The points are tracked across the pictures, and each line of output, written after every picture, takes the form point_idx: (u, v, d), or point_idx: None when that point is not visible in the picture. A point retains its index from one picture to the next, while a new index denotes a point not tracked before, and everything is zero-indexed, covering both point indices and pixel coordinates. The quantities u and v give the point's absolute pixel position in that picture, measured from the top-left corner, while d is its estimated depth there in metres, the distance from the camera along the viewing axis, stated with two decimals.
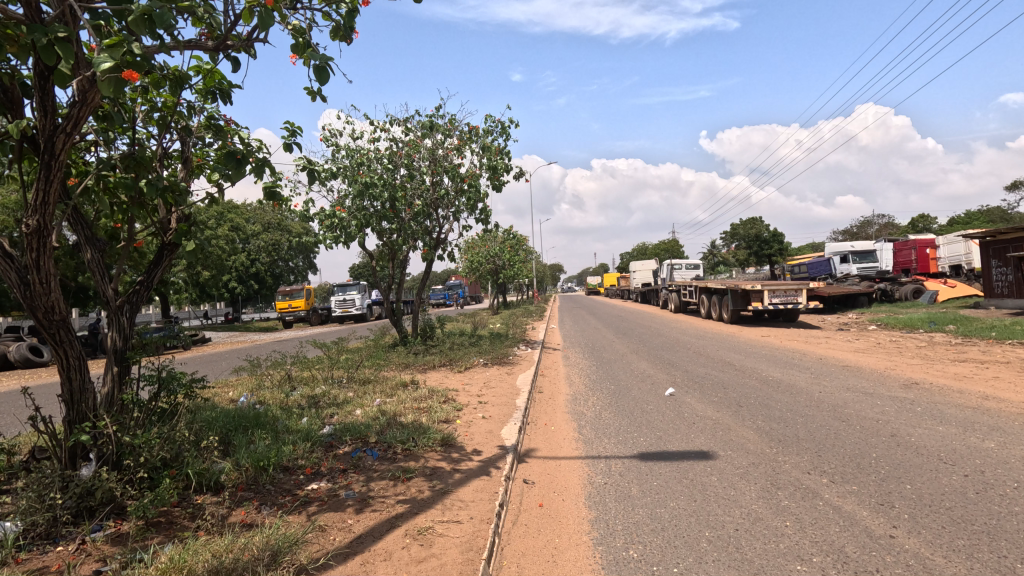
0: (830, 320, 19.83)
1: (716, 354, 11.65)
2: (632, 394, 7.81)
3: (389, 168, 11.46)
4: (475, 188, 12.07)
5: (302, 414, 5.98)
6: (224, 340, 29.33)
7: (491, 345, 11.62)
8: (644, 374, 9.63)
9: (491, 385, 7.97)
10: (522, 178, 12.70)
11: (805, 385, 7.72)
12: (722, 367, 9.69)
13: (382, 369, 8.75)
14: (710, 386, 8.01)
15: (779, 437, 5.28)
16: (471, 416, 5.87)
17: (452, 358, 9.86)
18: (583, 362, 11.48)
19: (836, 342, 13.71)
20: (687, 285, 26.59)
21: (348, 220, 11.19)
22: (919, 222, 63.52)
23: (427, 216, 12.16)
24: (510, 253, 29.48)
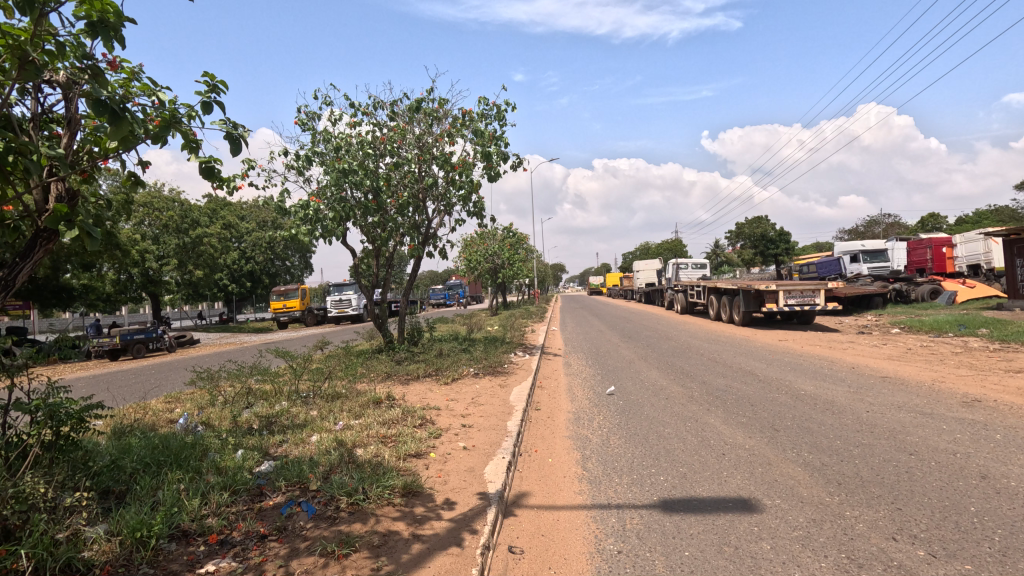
0: (848, 323, 18.68)
1: (733, 362, 10.53)
2: (645, 413, 6.68)
3: (371, 156, 10.36)
4: (467, 178, 10.95)
5: (241, 443, 4.87)
6: (213, 342, 28.28)
7: (485, 352, 10.50)
8: (655, 385, 8.50)
9: (480, 401, 6.86)
10: (518, 168, 11.60)
11: (847, 403, 6.58)
12: (743, 378, 8.57)
13: (357, 381, 7.67)
14: (734, 403, 6.89)
15: (836, 479, 4.16)
16: (448, 447, 4.75)
17: (439, 368, 8.77)
18: (587, 371, 10.35)
19: (862, 347, 12.57)
20: (693, 286, 25.47)
21: (324, 212, 10.12)
22: (929, 221, 62.21)
23: (415, 209, 11.05)
24: (510, 252, 28.35)
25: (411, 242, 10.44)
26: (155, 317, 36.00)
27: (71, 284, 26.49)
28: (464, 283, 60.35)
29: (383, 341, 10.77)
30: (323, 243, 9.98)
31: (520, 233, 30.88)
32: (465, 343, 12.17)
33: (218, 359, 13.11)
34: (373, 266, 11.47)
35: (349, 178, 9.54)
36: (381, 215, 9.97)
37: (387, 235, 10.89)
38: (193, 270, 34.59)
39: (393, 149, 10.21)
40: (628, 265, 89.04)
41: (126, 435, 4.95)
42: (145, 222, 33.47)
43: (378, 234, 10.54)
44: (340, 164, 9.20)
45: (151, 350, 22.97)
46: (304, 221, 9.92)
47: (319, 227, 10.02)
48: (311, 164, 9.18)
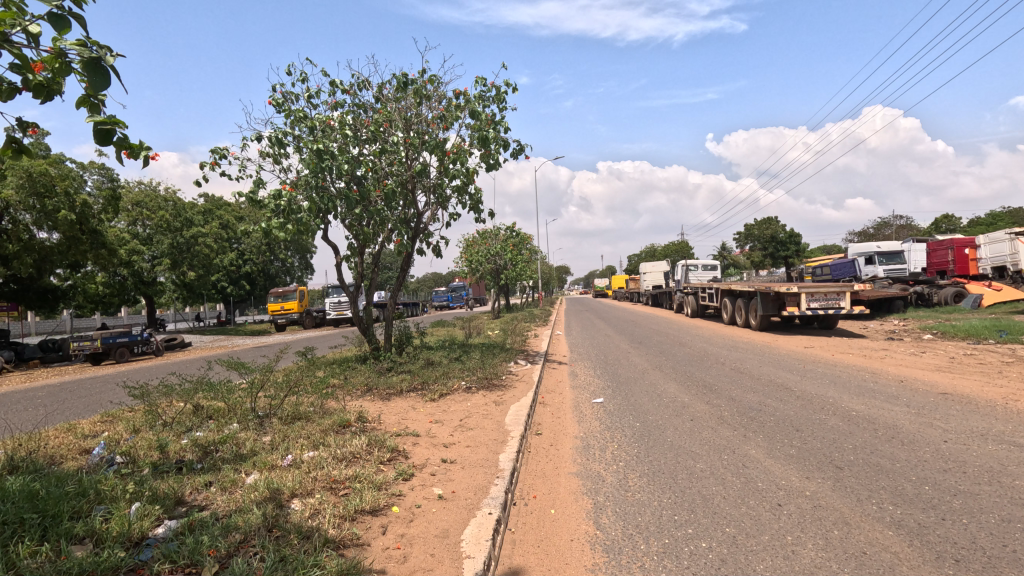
0: (874, 328, 17.44)
1: (759, 372, 9.37)
2: (667, 439, 5.54)
3: (353, 140, 9.20)
4: (463, 166, 9.83)
5: (150, 487, 3.75)
6: (205, 345, 27.31)
7: (481, 361, 9.39)
8: (676, 400, 7.33)
9: (470, 424, 5.73)
10: (519, 155, 10.48)
11: (915, 429, 5.41)
12: (777, 393, 7.41)
13: (329, 398, 6.57)
14: (774, 427, 5.73)
15: (950, 553, 3.00)
16: (418, 497, 3.60)
17: (429, 380, 7.66)
18: (596, 381, 9.22)
19: (899, 355, 11.38)
20: (705, 287, 24.30)
21: (300, 203, 8.98)
22: (942, 223, 60.77)
23: (404, 200, 9.92)
24: (512, 252, 27.27)
25: (399, 240, 9.29)
26: (149, 319, 35.09)
27: (57, 285, 25.60)
28: (467, 285, 59.31)
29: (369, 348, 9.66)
30: (298, 238, 8.86)
31: (524, 233, 29.76)
32: (460, 350, 11.07)
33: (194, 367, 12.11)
34: (357, 265, 10.35)
35: (325, 163, 8.35)
36: (363, 206, 8.83)
37: (372, 229, 9.75)
38: (187, 270, 33.63)
39: (378, 131, 9.01)
40: (633, 266, 87.62)
41: (7, 475, 3.85)
42: (138, 221, 32.53)
43: (360, 228, 9.40)
44: (314, 146, 7.96)
45: (137, 354, 21.97)
46: (274, 212, 8.76)
47: (291, 219, 8.87)
48: (278, 143, 7.95)
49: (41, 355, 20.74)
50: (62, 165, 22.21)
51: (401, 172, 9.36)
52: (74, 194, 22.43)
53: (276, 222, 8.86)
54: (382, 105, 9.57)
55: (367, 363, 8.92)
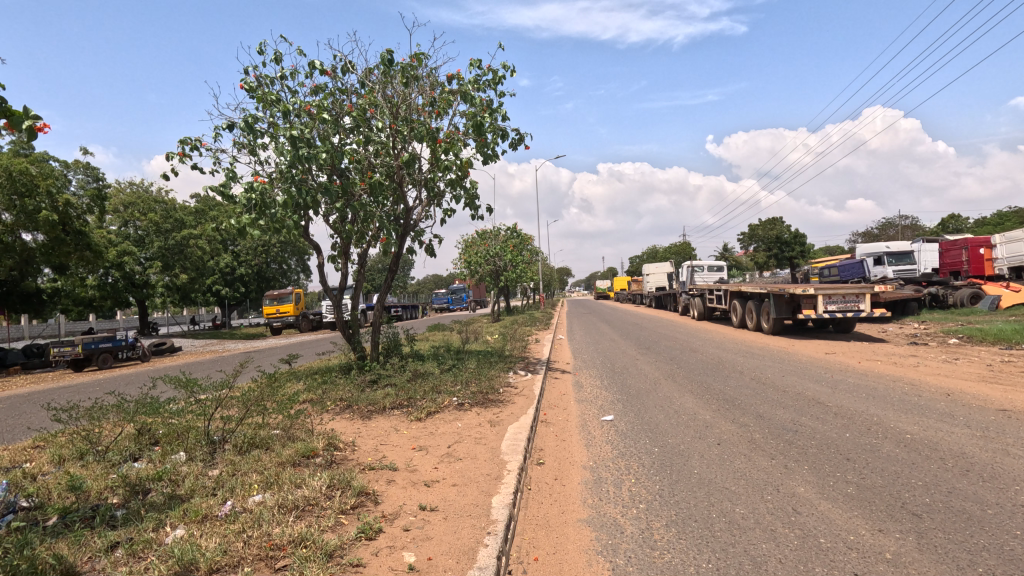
0: (894, 332, 16.54)
1: (784, 383, 8.48)
2: (694, 470, 4.65)
3: (335, 126, 8.26)
4: (456, 156, 8.96)
5: (31, 553, 2.87)
6: (196, 350, 26.44)
7: (477, 371, 8.50)
8: (697, 418, 6.43)
9: (459, 453, 4.83)
10: (518, 145, 9.63)
11: (993, 460, 4.51)
12: (812, 410, 6.51)
13: (298, 419, 5.68)
14: (819, 455, 4.83)
15: None
16: (381, 570, 2.73)
17: (417, 395, 6.76)
18: (604, 393, 8.31)
19: (932, 362, 10.47)
20: (712, 289, 23.41)
21: (275, 198, 8.08)
22: (949, 223, 59.84)
23: (393, 195, 9.02)
24: (512, 254, 26.42)
25: (385, 238, 8.41)
26: (142, 323, 34.30)
27: (41, 288, 24.81)
28: (467, 287, 58.43)
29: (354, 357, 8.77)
30: (274, 237, 7.96)
31: (524, 234, 28.88)
32: (456, 359, 10.18)
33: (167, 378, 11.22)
34: (343, 266, 9.46)
35: (301, 151, 7.45)
36: (344, 200, 7.93)
37: (357, 226, 8.85)
38: (180, 272, 32.84)
39: (362, 117, 8.12)
40: (636, 268, 86.68)
41: None
42: (130, 222, 31.72)
43: (344, 226, 8.51)
44: (288, 133, 7.07)
45: (123, 359, 21.15)
46: (246, 207, 7.86)
47: (265, 214, 7.96)
48: (247, 130, 7.07)
49: (23, 361, 19.93)
50: (44, 165, 21.41)
51: (388, 163, 8.46)
52: (57, 193, 21.65)
53: (247, 219, 7.94)
54: (367, 89, 8.62)
55: (351, 375, 8.04)
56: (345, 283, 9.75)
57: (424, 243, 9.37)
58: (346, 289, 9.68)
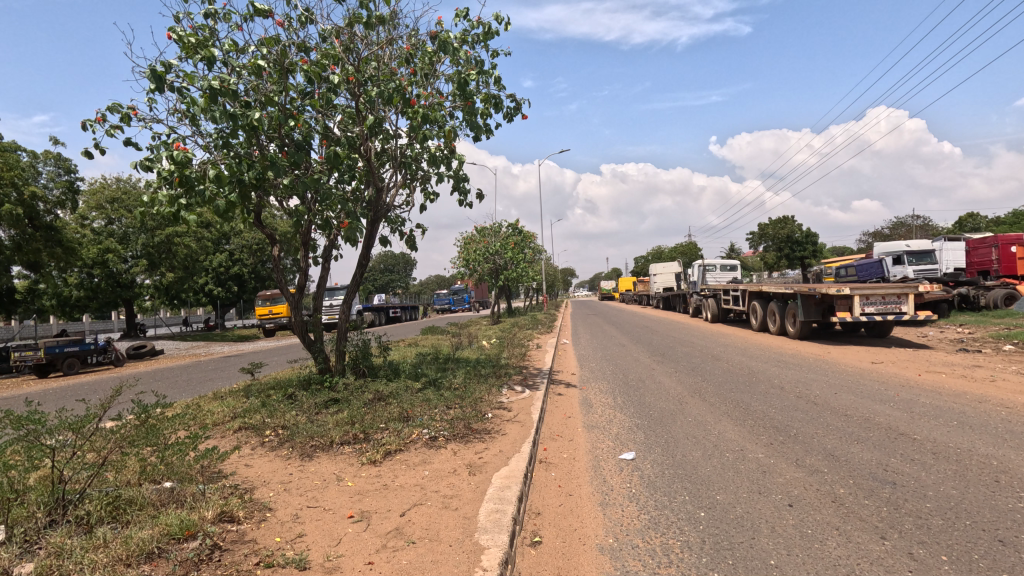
0: (936, 336, 14.90)
1: (843, 403, 6.86)
2: (772, 562, 3.03)
3: (282, 87, 6.51)
4: (438, 125, 7.36)
5: None
6: (179, 353, 24.92)
7: (463, 388, 6.92)
8: (747, 458, 4.83)
9: (416, 529, 3.25)
10: (512, 113, 8.05)
11: None
12: (901, 448, 4.90)
13: (203, 467, 4.08)
14: (958, 534, 3.22)
15: None
16: None
17: (375, 424, 5.19)
18: (620, 416, 6.72)
19: (1006, 373, 8.84)
20: (728, 290, 21.81)
21: (205, 174, 6.39)
22: (967, 221, 57.94)
23: (361, 173, 7.36)
24: (513, 252, 24.80)
25: (346, 226, 6.75)
26: (127, 325, 32.86)
27: (13, 287, 23.31)
28: (469, 287, 56.86)
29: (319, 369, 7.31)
30: (203, 222, 6.27)
31: (527, 231, 27.29)
32: (439, 372, 8.62)
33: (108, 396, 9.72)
34: (302, 262, 7.78)
35: (231, 110, 5.75)
36: (291, 175, 6.25)
37: (314, 211, 7.19)
38: (167, 272, 30.93)
39: (317, 73, 6.42)
40: (641, 269, 85.03)
41: None
42: (115, 219, 30.23)
43: (295, 209, 6.85)
44: (211, 83, 5.38)
45: (93, 365, 19.60)
46: (163, 183, 6.13)
47: (190, 192, 6.25)
48: (158, 79, 5.35)
49: None
50: (10, 155, 19.89)
51: (350, 131, 6.81)
52: (23, 185, 20.11)
53: (167, 198, 6.22)
54: (328, 40, 6.92)
55: (303, 397, 6.46)
56: (306, 281, 8.13)
57: (399, 231, 7.75)
58: (308, 289, 8.03)
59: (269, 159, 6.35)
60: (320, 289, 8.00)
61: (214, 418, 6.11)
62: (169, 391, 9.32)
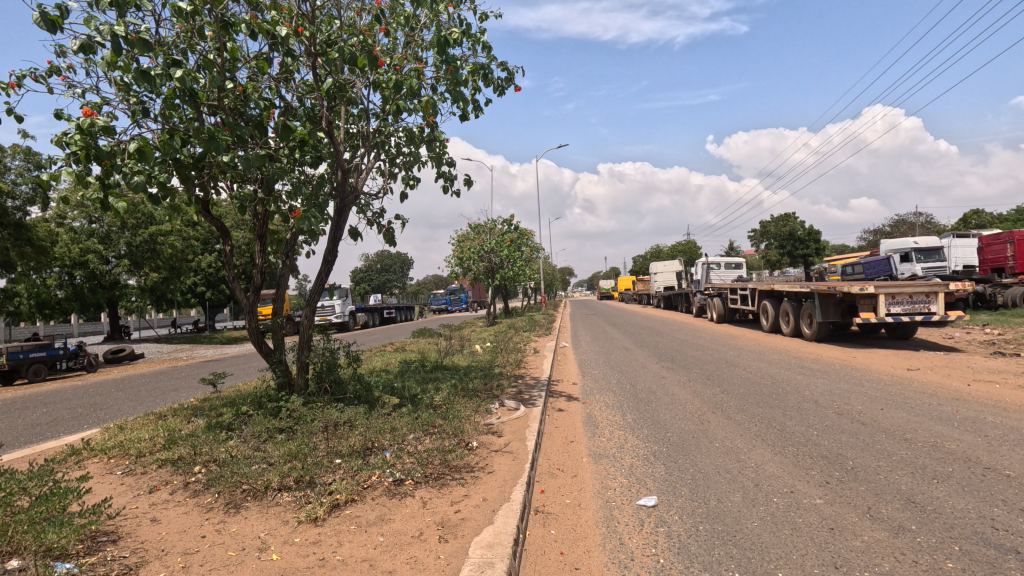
0: (964, 338, 13.86)
1: (894, 422, 5.79)
2: None
3: (221, 45, 5.35)
4: (415, 97, 6.25)
5: None
6: (161, 356, 23.90)
7: (446, 409, 5.83)
8: (803, 506, 3.74)
9: None
10: (505, 84, 6.91)
11: None
12: (999, 491, 3.82)
13: (74, 541, 3.01)
14: None
15: None
16: None
17: (326, 460, 4.15)
18: (632, 440, 5.66)
19: None
20: (735, 289, 20.81)
21: (125, 150, 5.21)
22: (971, 218, 57.10)
23: (323, 152, 6.22)
24: (510, 249, 23.71)
25: (303, 215, 5.65)
26: (111, 327, 31.78)
27: None
28: (465, 287, 55.86)
29: (282, 382, 6.29)
30: (123, 208, 5.14)
31: (524, 228, 26.24)
32: (423, 386, 7.59)
33: (54, 415, 8.69)
34: (259, 258, 6.63)
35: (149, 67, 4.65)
36: (229, 152, 5.11)
37: (265, 196, 6.09)
38: (151, 273, 29.90)
39: (265, 27, 5.25)
40: (641, 267, 84.15)
41: None
42: (97, 217, 28.91)
43: (243, 196, 5.75)
44: (115, 28, 4.28)
45: (64, 370, 18.55)
46: (71, 160, 5.00)
47: (107, 171, 5.14)
48: (49, 23, 4.23)
49: None
50: None
51: (308, 99, 5.69)
52: None
53: (77, 179, 5.08)
54: None
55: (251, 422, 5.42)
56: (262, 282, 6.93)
57: (369, 220, 6.61)
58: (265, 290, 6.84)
59: (205, 132, 5.23)
60: (279, 290, 6.82)
61: (138, 450, 5.06)
62: (126, 409, 8.42)
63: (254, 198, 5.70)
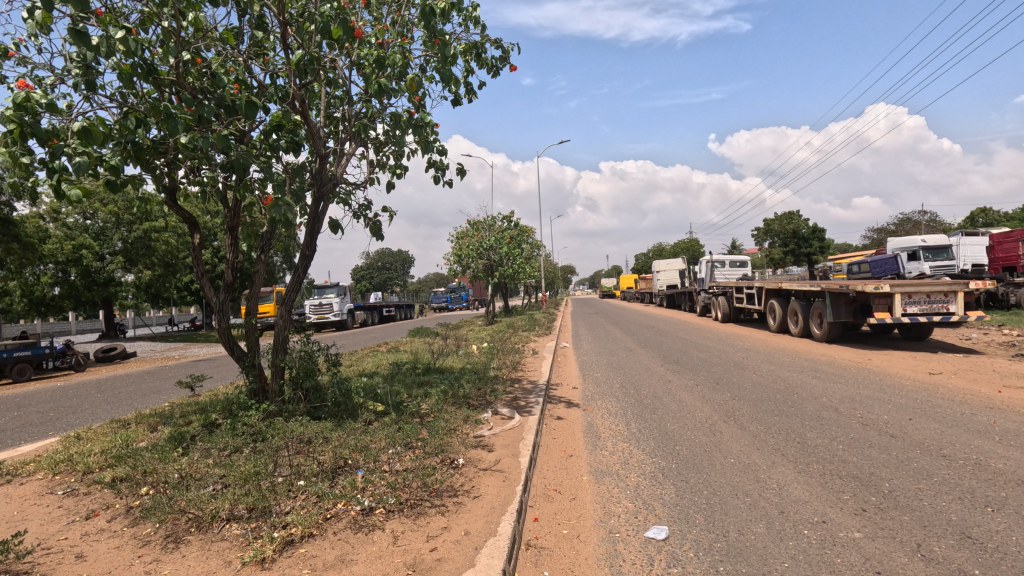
0: (981, 339, 13.30)
1: (927, 435, 5.25)
2: None
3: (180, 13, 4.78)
4: (400, 75, 5.67)
5: None
6: (153, 355, 23.40)
7: (433, 420, 5.31)
8: (840, 542, 3.21)
9: None
10: (500, 65, 6.34)
11: None
12: None
13: None
14: None
15: None
16: None
17: (287, 484, 3.61)
18: (637, 454, 5.11)
19: None
20: (741, 287, 20.26)
21: (71, 129, 4.62)
22: (978, 216, 56.38)
23: (299, 136, 5.65)
24: (509, 247, 23.17)
25: (273, 203, 5.11)
26: (106, 325, 31.32)
27: None
28: (466, 285, 55.36)
29: (255, 389, 5.74)
30: (69, 194, 4.56)
31: (524, 225, 25.69)
32: (410, 392, 7.07)
33: (19, 422, 8.14)
34: (231, 253, 6.04)
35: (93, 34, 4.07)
36: (189, 133, 4.56)
37: (235, 183, 5.50)
38: (145, 270, 29.40)
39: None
40: (643, 266, 83.49)
41: None
42: (91, 213, 28.41)
43: (209, 184, 5.20)
44: None
45: (51, 370, 18.04)
46: (9, 140, 4.42)
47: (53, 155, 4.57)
48: None
49: None
50: None
51: (280, 77, 5.14)
52: None
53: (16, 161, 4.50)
54: None
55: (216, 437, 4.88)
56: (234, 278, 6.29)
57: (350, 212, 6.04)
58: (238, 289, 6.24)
59: (163, 110, 4.66)
60: (253, 289, 6.22)
61: (86, 466, 4.52)
62: (96, 415, 7.89)
63: (221, 186, 5.15)
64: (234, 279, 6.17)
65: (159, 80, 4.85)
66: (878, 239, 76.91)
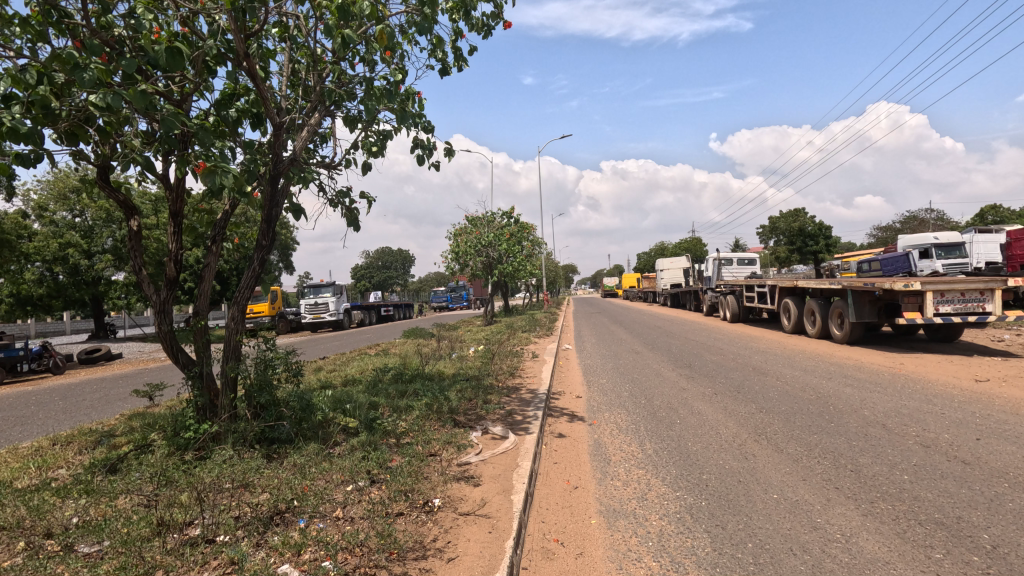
0: (1015, 340, 12.36)
1: (1006, 461, 4.33)
2: None
3: None
4: (370, 28, 4.77)
5: None
6: (140, 357, 22.57)
7: (411, 445, 4.42)
8: None
9: None
10: (492, 24, 5.47)
11: None
12: None
13: None
14: None
15: None
16: None
17: (197, 548, 2.72)
18: (658, 486, 4.18)
19: None
20: (751, 285, 19.32)
21: None
22: (988, 213, 55.33)
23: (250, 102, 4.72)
24: (509, 243, 22.26)
25: (203, 177, 4.12)
26: (96, 326, 30.52)
27: None
28: (466, 284, 54.46)
29: (200, 403, 4.82)
30: None
31: (525, 222, 24.79)
32: (391, 406, 6.20)
33: None
34: (173, 243, 5.09)
35: None
36: (91, 84, 3.60)
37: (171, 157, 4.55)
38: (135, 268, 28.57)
39: None
40: (646, 265, 82.54)
41: None
42: (80, 210, 27.64)
43: (134, 156, 4.26)
44: None
45: (28, 373, 17.21)
46: None
47: None
48: None
49: None
50: None
51: (220, 24, 4.19)
52: None
53: None
54: None
55: (138, 476, 3.95)
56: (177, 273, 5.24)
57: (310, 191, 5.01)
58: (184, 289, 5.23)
59: (64, 57, 3.73)
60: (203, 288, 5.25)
61: None
62: (39, 428, 6.99)
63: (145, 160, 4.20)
64: (177, 274, 5.18)
65: (67, 28, 3.96)
66: (885, 237, 75.81)
